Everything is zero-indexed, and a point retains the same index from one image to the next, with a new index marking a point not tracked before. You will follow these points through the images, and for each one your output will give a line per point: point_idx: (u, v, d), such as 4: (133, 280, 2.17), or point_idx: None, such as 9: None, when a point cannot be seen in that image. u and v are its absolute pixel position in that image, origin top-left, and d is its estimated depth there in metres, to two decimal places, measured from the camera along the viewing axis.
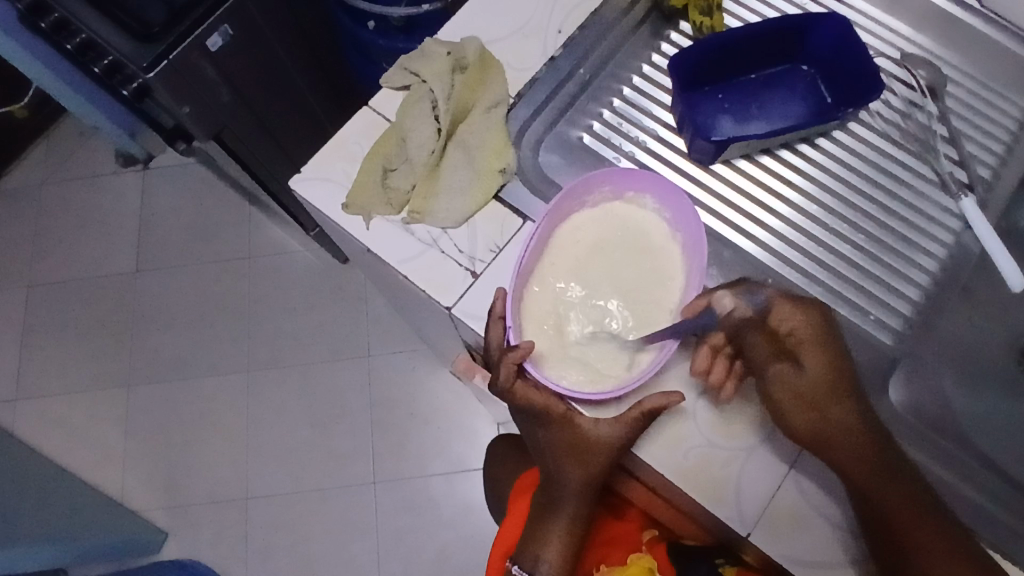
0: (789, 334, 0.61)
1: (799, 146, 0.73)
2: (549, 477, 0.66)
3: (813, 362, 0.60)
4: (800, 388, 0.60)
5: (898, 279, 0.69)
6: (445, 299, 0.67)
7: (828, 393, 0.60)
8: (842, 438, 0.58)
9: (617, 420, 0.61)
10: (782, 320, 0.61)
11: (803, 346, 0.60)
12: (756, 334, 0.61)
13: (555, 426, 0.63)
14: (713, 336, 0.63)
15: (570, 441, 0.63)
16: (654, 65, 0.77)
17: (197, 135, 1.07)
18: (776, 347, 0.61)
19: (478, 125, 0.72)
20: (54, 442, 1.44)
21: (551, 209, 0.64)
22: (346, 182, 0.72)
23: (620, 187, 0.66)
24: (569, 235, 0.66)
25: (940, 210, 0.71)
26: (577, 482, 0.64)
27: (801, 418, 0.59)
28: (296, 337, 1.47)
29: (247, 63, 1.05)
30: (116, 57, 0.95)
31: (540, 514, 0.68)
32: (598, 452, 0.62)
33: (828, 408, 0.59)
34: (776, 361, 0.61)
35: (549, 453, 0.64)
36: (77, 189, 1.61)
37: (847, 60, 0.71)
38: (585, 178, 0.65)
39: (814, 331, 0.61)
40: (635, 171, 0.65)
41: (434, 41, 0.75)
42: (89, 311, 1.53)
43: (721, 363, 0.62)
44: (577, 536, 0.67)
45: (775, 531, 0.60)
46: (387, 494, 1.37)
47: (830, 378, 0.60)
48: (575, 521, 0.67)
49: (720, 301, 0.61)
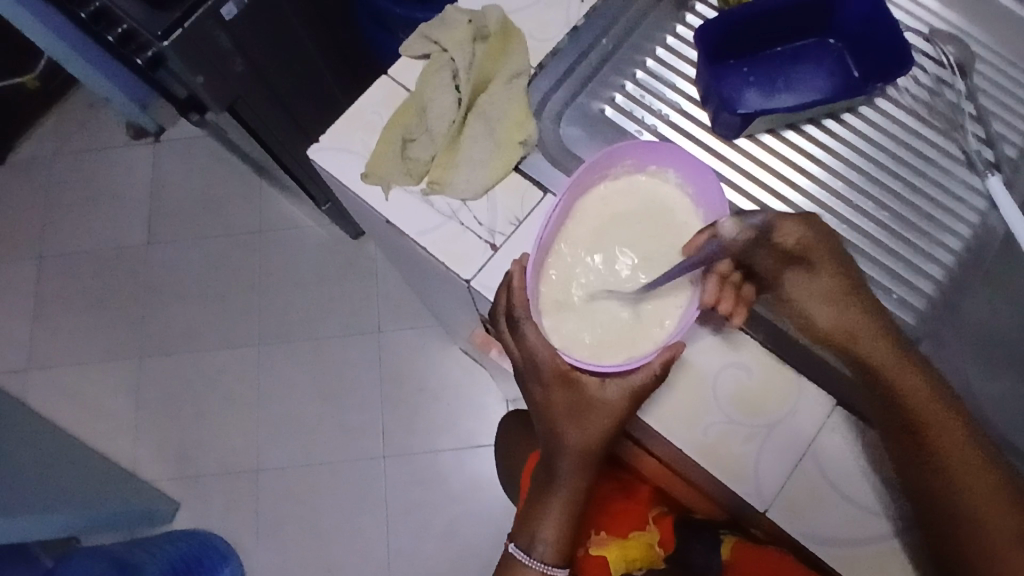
0: (794, 246, 0.59)
1: (825, 121, 0.72)
2: (546, 446, 0.66)
3: (825, 263, 0.59)
4: (820, 287, 0.59)
5: (922, 258, 0.68)
6: (463, 272, 0.67)
7: (846, 288, 0.59)
8: (870, 333, 0.58)
9: (624, 385, 0.60)
10: (784, 236, 0.59)
11: (812, 252, 0.59)
12: (766, 250, 0.60)
13: (555, 383, 0.62)
14: (720, 264, 0.61)
15: (570, 397, 0.63)
16: (679, 37, 0.76)
17: (210, 105, 1.06)
18: (782, 257, 0.60)
19: (498, 96, 0.70)
20: (67, 412, 1.46)
21: (576, 178, 0.63)
22: (365, 152, 0.71)
23: (643, 160, 0.65)
24: (584, 213, 0.65)
25: (965, 189, 0.70)
26: (574, 450, 0.64)
27: (827, 312, 0.58)
28: (307, 312, 1.48)
29: (261, 33, 1.04)
30: (130, 24, 0.94)
31: (538, 489, 0.68)
32: (601, 415, 0.62)
33: (845, 303, 0.58)
34: (789, 268, 0.60)
35: (547, 415, 0.64)
36: (88, 160, 1.61)
37: (877, 31, 0.69)
38: (610, 149, 0.63)
39: (818, 239, 0.59)
40: (659, 145, 0.64)
41: (454, 9, 0.74)
42: (101, 283, 1.54)
43: (729, 289, 0.61)
44: (575, 514, 0.67)
45: (796, 509, 0.60)
46: (396, 468, 1.38)
47: (840, 274, 0.59)
48: (574, 497, 0.66)
49: (723, 230, 0.58)
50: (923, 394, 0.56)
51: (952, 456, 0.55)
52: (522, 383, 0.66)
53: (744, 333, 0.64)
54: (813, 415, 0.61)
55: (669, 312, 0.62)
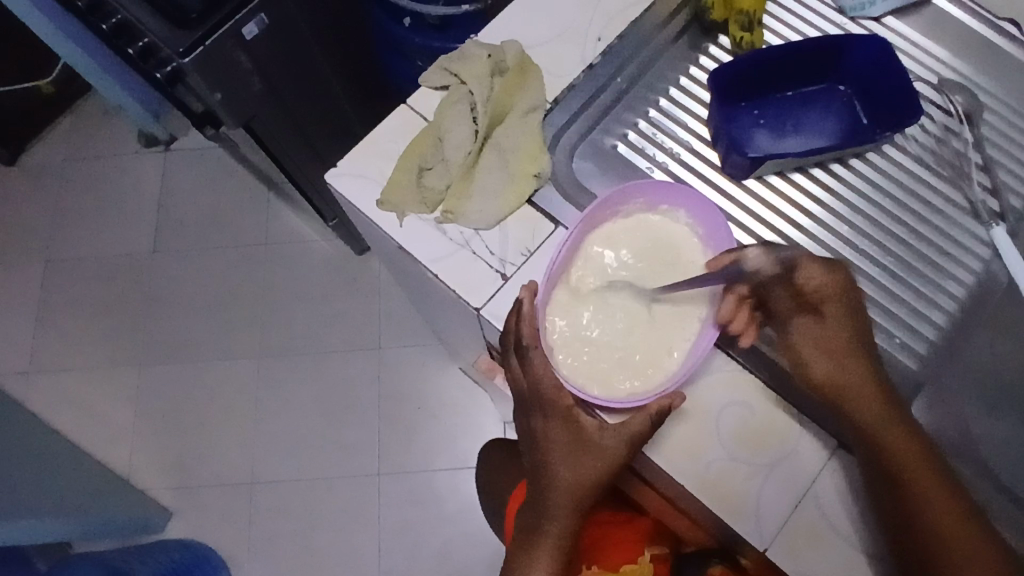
0: (812, 288, 0.62)
1: (832, 165, 0.73)
2: (536, 486, 0.65)
3: (834, 314, 0.62)
4: (823, 339, 0.61)
5: (925, 304, 0.69)
6: (473, 300, 0.68)
7: (848, 343, 0.61)
8: (860, 388, 0.60)
9: (621, 431, 0.60)
10: (807, 277, 0.62)
11: (826, 299, 0.62)
12: (783, 288, 0.63)
13: (557, 416, 0.62)
14: (739, 287, 0.62)
15: (568, 433, 0.62)
16: (691, 78, 0.77)
17: (226, 121, 1.08)
18: (799, 300, 0.63)
19: (514, 129, 0.72)
20: (65, 416, 1.46)
21: (585, 217, 0.65)
22: (381, 179, 0.73)
23: (654, 200, 0.67)
24: (591, 250, 0.66)
25: (969, 237, 0.71)
26: (565, 491, 0.62)
27: (823, 363, 0.61)
28: (310, 325, 1.48)
29: (280, 52, 1.06)
30: (151, 40, 0.95)
31: (524, 533, 0.66)
32: (595, 456, 0.61)
33: (846, 358, 0.61)
34: (800, 313, 0.63)
35: (542, 452, 0.63)
36: (99, 167, 1.62)
37: (886, 80, 0.71)
38: (623, 188, 0.65)
39: (840, 288, 0.62)
40: (672, 186, 0.66)
41: (475, 43, 0.76)
42: (105, 289, 1.55)
43: (744, 311, 0.63)
44: (561, 564, 0.64)
45: (794, 549, 0.60)
46: (392, 486, 1.38)
47: (846, 329, 0.61)
48: (561, 545, 0.64)
49: (749, 258, 0.62)
50: (909, 452, 0.58)
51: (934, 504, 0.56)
52: (520, 417, 0.66)
53: (748, 371, 0.65)
54: (813, 454, 0.62)
55: (673, 346, 0.64)
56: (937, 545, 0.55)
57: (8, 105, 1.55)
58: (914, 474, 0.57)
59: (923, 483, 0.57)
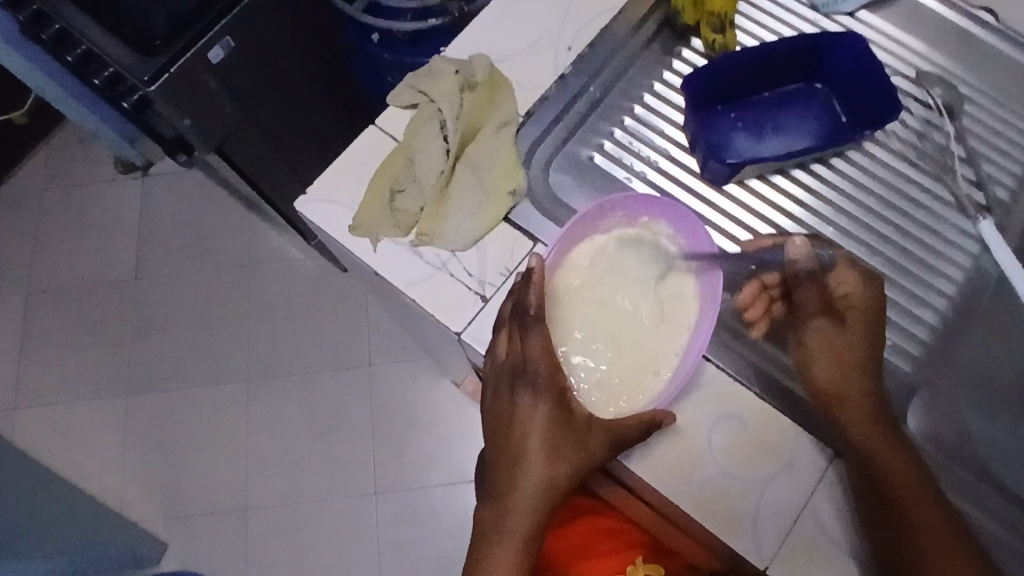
0: (842, 295, 0.62)
1: (813, 166, 0.72)
2: (505, 475, 0.60)
3: (855, 326, 0.60)
4: (838, 346, 0.60)
5: (915, 304, 0.67)
6: (454, 324, 0.66)
7: (860, 356, 0.60)
8: (858, 402, 0.59)
9: (611, 426, 0.59)
10: (840, 281, 0.62)
11: (852, 309, 0.61)
12: (812, 287, 0.62)
13: (546, 398, 0.59)
14: (767, 275, 0.65)
15: (554, 418, 0.59)
16: (666, 83, 0.76)
17: (198, 146, 1.06)
18: (824, 302, 0.61)
19: (487, 145, 0.70)
20: (53, 451, 1.43)
21: (562, 236, 0.63)
22: (353, 203, 0.71)
23: (634, 212, 0.65)
24: (575, 264, 0.65)
25: (956, 233, 0.69)
26: (541, 481, 0.59)
27: (828, 371, 0.60)
28: (296, 346, 1.46)
29: (249, 74, 1.04)
30: (117, 69, 0.94)
31: (484, 529, 0.60)
32: (581, 438, 0.59)
33: (852, 370, 0.59)
34: (821, 316, 0.61)
35: (520, 437, 0.60)
36: (76, 195, 1.60)
37: (864, 78, 0.69)
38: (600, 202, 0.63)
39: (869, 303, 0.61)
40: (653, 198, 0.64)
41: (442, 58, 0.74)
42: (87, 318, 1.52)
43: (762, 300, 0.65)
44: (525, 557, 0.59)
45: (792, 566, 0.59)
46: (387, 505, 1.36)
47: (861, 344, 0.60)
48: (527, 539, 0.59)
49: (793, 249, 0.61)
50: (903, 475, 0.56)
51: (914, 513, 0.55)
52: (496, 394, 0.62)
53: (739, 384, 0.63)
54: (809, 466, 0.61)
55: (665, 358, 0.62)
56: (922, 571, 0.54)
57: None
58: (901, 492, 0.56)
59: (913, 500, 0.56)
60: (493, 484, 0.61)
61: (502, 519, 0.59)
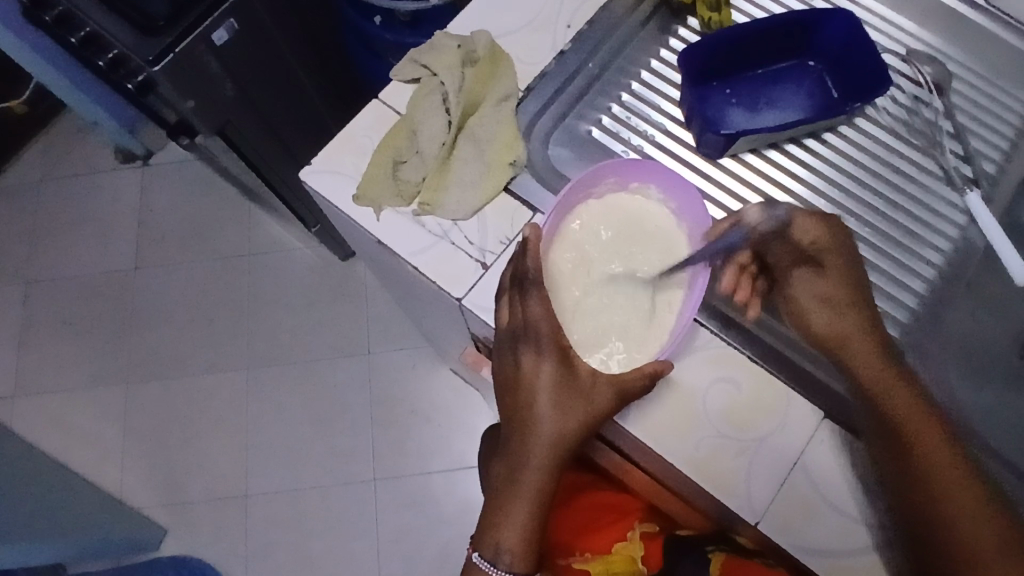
0: (811, 244, 0.62)
1: (806, 140, 0.74)
2: (517, 435, 0.63)
3: (834, 267, 0.62)
4: (823, 292, 0.61)
5: (905, 273, 0.69)
6: (455, 291, 0.67)
7: (852, 297, 0.61)
8: (862, 342, 0.59)
9: (615, 380, 0.60)
10: (803, 232, 0.62)
11: (824, 252, 0.62)
12: (781, 245, 0.64)
13: (550, 358, 0.61)
14: (740, 255, 0.65)
15: (560, 377, 0.61)
16: (663, 61, 0.78)
17: (201, 130, 1.07)
18: (798, 254, 0.63)
19: (488, 118, 0.72)
20: (53, 438, 1.44)
21: (558, 203, 0.64)
22: (357, 175, 0.72)
23: (625, 177, 0.67)
24: (570, 232, 0.66)
25: (945, 205, 0.71)
26: (551, 436, 0.61)
27: (822, 316, 0.61)
28: (297, 333, 1.47)
29: (251, 58, 1.05)
30: (120, 49, 0.95)
31: (500, 485, 0.64)
32: (586, 395, 0.60)
33: (847, 311, 0.60)
34: (797, 267, 0.63)
35: (529, 397, 0.62)
36: (76, 185, 1.61)
37: (855, 54, 0.71)
38: (593, 169, 0.65)
39: (835, 240, 0.62)
40: (639, 162, 0.66)
41: (444, 34, 0.76)
42: (89, 307, 1.53)
43: (745, 280, 0.65)
44: (540, 509, 0.63)
45: (788, 522, 0.61)
46: (387, 491, 1.37)
47: (847, 282, 0.61)
48: (540, 493, 0.63)
49: (747, 216, 0.62)
50: (903, 409, 0.57)
51: (929, 464, 0.54)
52: (503, 357, 0.64)
53: (733, 348, 0.65)
54: (802, 427, 0.63)
55: (661, 316, 0.64)
56: (930, 500, 0.54)
57: None
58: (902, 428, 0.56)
59: (923, 444, 0.55)
60: (507, 443, 0.64)
61: (516, 478, 0.62)
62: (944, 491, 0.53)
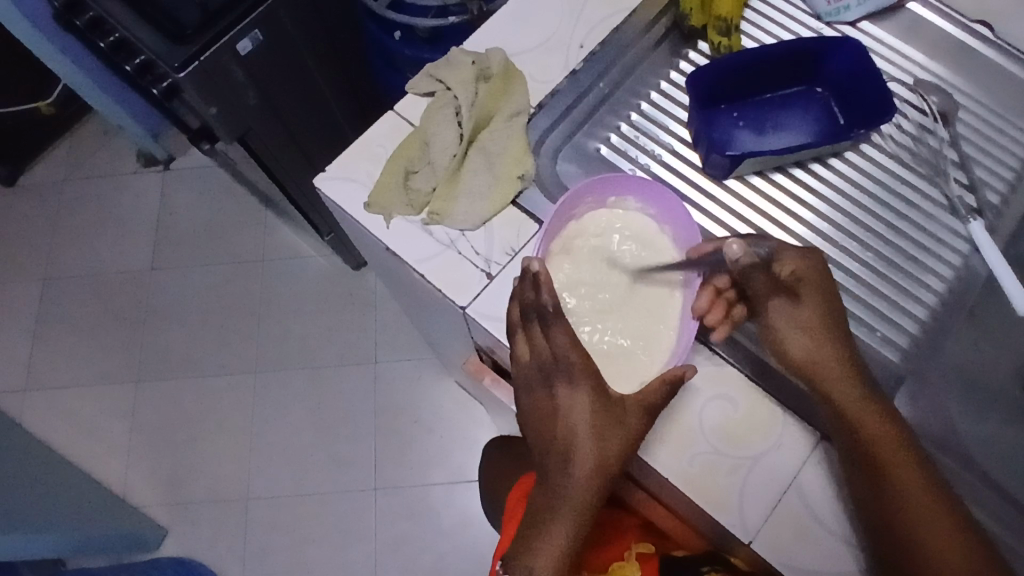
0: (790, 275, 0.61)
1: (812, 165, 0.75)
2: (553, 465, 0.62)
3: (810, 297, 0.62)
4: (800, 319, 0.62)
5: (907, 298, 0.70)
6: (460, 299, 0.69)
7: (825, 321, 0.61)
8: (832, 368, 0.60)
9: (643, 404, 0.60)
10: (783, 265, 0.61)
11: (804, 284, 0.61)
12: (760, 276, 0.62)
13: (585, 388, 0.61)
14: (718, 278, 0.64)
15: (594, 406, 0.60)
16: (672, 82, 0.79)
17: (222, 136, 1.10)
18: (773, 283, 0.62)
19: (499, 132, 0.74)
20: (60, 433, 1.46)
21: (547, 227, 0.66)
22: (369, 182, 0.74)
23: (602, 195, 0.69)
24: (565, 251, 0.68)
25: (949, 233, 0.72)
26: (588, 466, 0.60)
27: (800, 343, 0.61)
28: (306, 340, 1.49)
29: (273, 68, 1.08)
30: (148, 55, 0.98)
31: (536, 513, 0.63)
32: (620, 424, 0.60)
33: (824, 339, 0.61)
34: (774, 296, 0.62)
35: (565, 426, 0.61)
36: (97, 186, 1.65)
37: (862, 82, 0.72)
38: (571, 192, 0.67)
39: (814, 272, 0.62)
40: (610, 179, 0.68)
41: (460, 50, 0.78)
42: (103, 306, 1.56)
43: (721, 303, 0.64)
44: (577, 540, 0.61)
45: (779, 540, 0.61)
46: (386, 501, 1.37)
47: (821, 310, 0.61)
48: (579, 523, 0.61)
49: (729, 250, 0.60)
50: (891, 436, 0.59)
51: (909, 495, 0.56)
52: (535, 389, 0.64)
53: (730, 366, 0.66)
54: (795, 447, 0.63)
55: (665, 323, 0.65)
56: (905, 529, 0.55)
57: (7, 127, 1.57)
58: (889, 453, 0.58)
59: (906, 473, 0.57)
60: (542, 474, 0.63)
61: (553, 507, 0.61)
62: (913, 525, 0.55)
